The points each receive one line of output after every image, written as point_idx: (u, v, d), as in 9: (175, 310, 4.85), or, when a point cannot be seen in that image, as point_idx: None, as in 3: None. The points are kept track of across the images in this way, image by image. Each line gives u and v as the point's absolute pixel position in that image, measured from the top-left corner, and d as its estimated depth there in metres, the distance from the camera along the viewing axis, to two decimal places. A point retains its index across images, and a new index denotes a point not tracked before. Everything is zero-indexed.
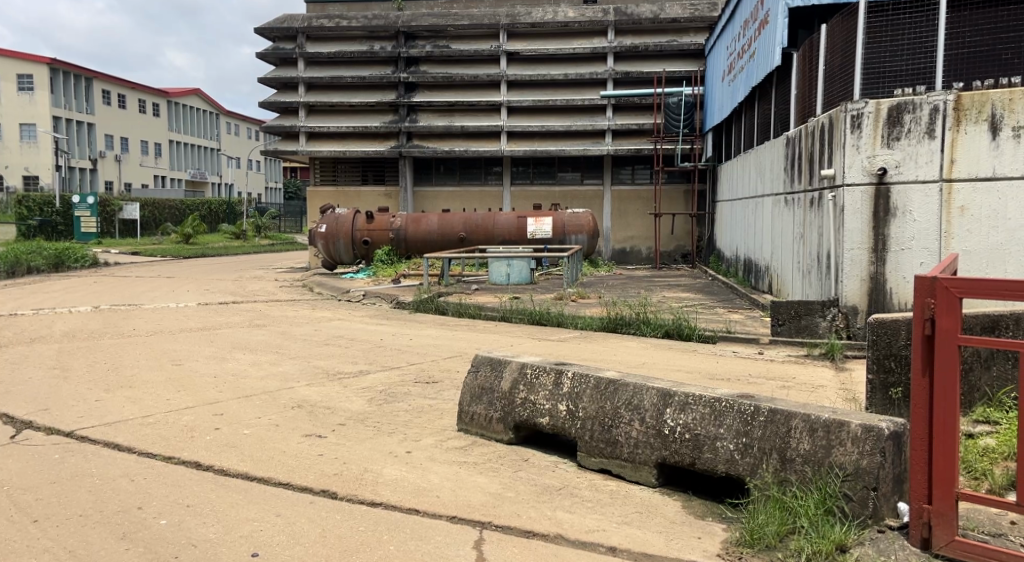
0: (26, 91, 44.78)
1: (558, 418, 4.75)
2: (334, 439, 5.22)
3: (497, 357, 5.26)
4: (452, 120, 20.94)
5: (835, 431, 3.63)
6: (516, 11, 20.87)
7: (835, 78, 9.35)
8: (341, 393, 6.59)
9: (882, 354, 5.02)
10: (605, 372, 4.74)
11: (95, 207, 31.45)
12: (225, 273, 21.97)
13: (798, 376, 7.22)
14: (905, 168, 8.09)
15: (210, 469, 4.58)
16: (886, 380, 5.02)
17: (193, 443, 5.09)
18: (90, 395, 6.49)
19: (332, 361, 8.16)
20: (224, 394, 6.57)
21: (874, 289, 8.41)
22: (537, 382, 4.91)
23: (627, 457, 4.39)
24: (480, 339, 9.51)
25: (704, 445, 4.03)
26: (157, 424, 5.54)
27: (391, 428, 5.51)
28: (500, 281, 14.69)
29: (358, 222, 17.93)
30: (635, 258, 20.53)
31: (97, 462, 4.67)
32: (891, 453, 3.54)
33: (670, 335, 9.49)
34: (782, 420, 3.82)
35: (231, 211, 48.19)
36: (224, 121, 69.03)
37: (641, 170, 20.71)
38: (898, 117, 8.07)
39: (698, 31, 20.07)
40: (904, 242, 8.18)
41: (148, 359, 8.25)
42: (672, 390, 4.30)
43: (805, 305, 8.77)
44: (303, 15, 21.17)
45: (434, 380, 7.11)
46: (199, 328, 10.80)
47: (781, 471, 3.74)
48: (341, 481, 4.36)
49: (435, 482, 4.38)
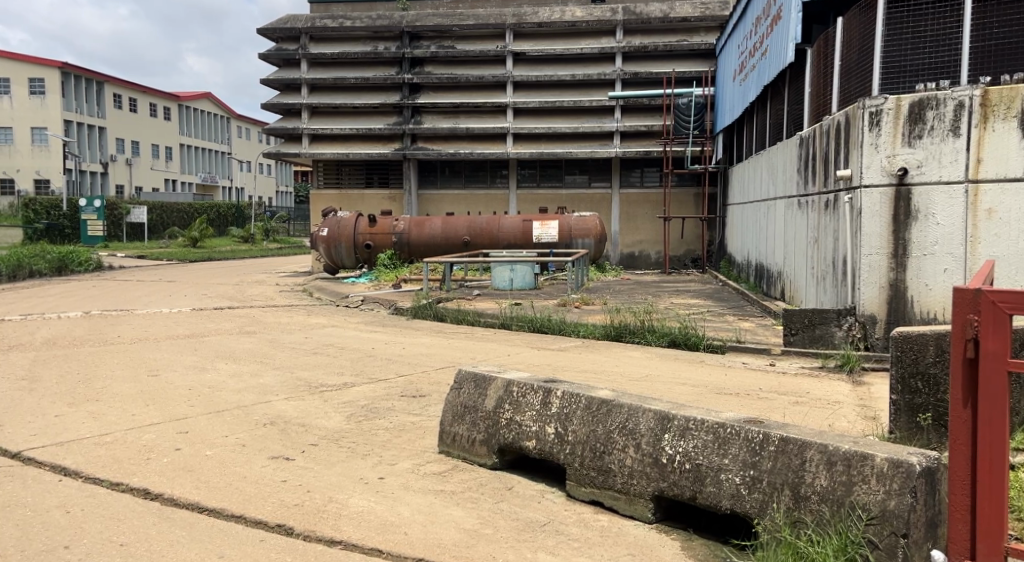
0: (38, 94, 44.86)
1: (546, 442, 4.28)
2: (302, 463, 4.76)
3: (481, 374, 4.80)
4: (457, 122, 20.52)
5: (857, 465, 3.14)
6: (523, 11, 20.44)
7: (852, 74, 8.85)
8: (319, 409, 6.14)
9: (907, 373, 4.51)
10: (598, 392, 4.27)
11: (101, 210, 31.23)
12: (226, 277, 21.63)
13: (812, 391, 6.73)
14: (927, 168, 7.56)
15: (158, 498, 4.15)
16: (912, 401, 4.50)
17: (146, 467, 4.65)
18: (50, 410, 6.08)
19: (316, 372, 7.70)
20: (194, 410, 6.13)
21: (894, 297, 7.87)
22: (523, 400, 4.45)
23: (620, 489, 3.91)
24: (477, 348, 9.06)
25: (707, 477, 3.55)
26: (113, 444, 5.11)
27: (367, 450, 5.05)
28: (502, 287, 14.21)
29: (360, 225, 17.51)
30: (644, 263, 20.09)
31: (35, 489, 4.24)
32: (924, 492, 3.03)
33: (676, 343, 9.01)
34: (795, 450, 3.33)
35: (239, 214, 47.95)
36: (234, 125, 69.05)
37: (650, 172, 20.17)
38: (921, 113, 7.56)
39: (709, 31, 19.54)
40: (927, 247, 7.64)
41: (124, 370, 7.85)
42: (671, 412, 3.83)
43: (820, 314, 8.26)
44: (306, 15, 20.88)
45: (421, 394, 6.64)
46: (186, 334, 10.41)
47: (794, 510, 3.25)
48: (300, 514, 3.91)
49: (405, 516, 3.92)
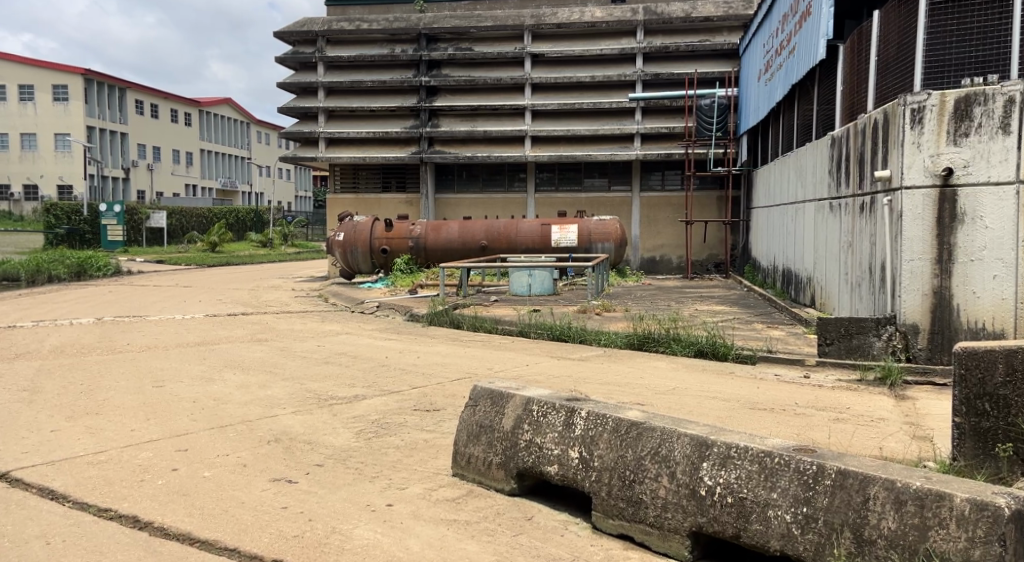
0: (61, 101, 45.21)
1: (569, 467, 3.90)
2: (306, 487, 4.41)
3: (498, 391, 4.43)
4: (474, 126, 20.20)
5: (931, 507, 2.79)
6: (541, 12, 20.12)
7: (889, 71, 8.43)
8: (328, 425, 5.79)
9: (974, 394, 4.12)
10: (627, 412, 3.89)
11: (121, 215, 31.23)
12: (243, 283, 21.43)
13: (853, 406, 6.29)
14: (975, 168, 7.14)
15: (146, 527, 3.82)
16: (979, 425, 4.12)
17: (138, 490, 4.32)
18: (46, 425, 5.78)
19: (326, 383, 7.36)
20: (196, 425, 5.80)
21: (938, 306, 7.40)
22: (544, 421, 4.08)
23: (653, 523, 3.53)
24: (494, 357, 8.68)
25: (753, 513, 3.17)
26: (106, 463, 4.79)
27: (376, 471, 4.69)
28: (520, 293, 13.88)
29: (377, 230, 17.24)
30: (665, 268, 19.64)
31: (16, 516, 3.93)
32: (1013, 539, 2.69)
33: (703, 353, 8.59)
34: (855, 486, 2.96)
35: (259, 219, 47.92)
36: (254, 131, 69.35)
37: (671, 175, 19.75)
38: (967, 109, 7.14)
39: (732, 30, 19.09)
40: (975, 252, 7.20)
41: (128, 380, 7.55)
42: (709, 437, 3.44)
43: (858, 323, 7.75)
44: (323, 18, 20.77)
45: (435, 408, 6.28)
46: (196, 342, 10.14)
47: (858, 557, 2.90)
48: (300, 548, 3.57)
49: (413, 552, 3.55)
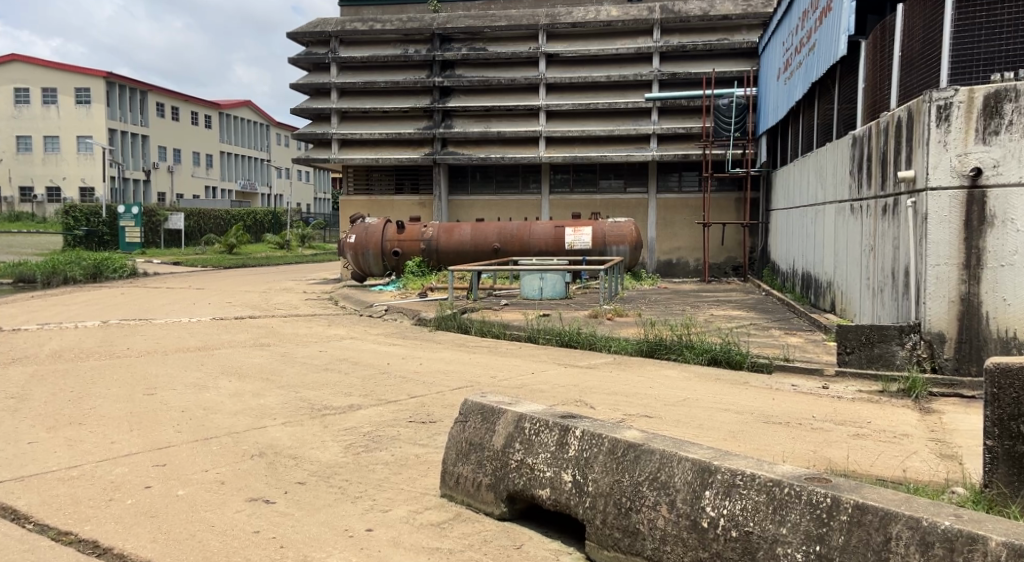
0: (84, 104, 45.57)
1: (562, 492, 3.59)
2: (283, 508, 4.13)
3: (489, 406, 4.12)
4: (488, 126, 19.92)
5: (960, 551, 2.46)
6: (556, 12, 19.80)
7: (914, 67, 8.03)
8: (316, 437, 5.51)
9: (1007, 415, 3.75)
10: (626, 432, 3.56)
11: (139, 217, 31.21)
12: (255, 285, 21.22)
13: (875, 420, 5.92)
14: (1005, 168, 6.76)
15: (105, 554, 3.56)
16: (1012, 450, 3.75)
17: (106, 510, 4.07)
18: (25, 436, 5.54)
19: (323, 392, 7.07)
20: (180, 437, 5.54)
21: (966, 314, 7.00)
22: (536, 439, 3.77)
23: (651, 556, 3.20)
24: (500, 364, 8.37)
25: (760, 550, 2.85)
26: (77, 479, 4.54)
27: (360, 490, 4.40)
28: (532, 296, 13.56)
29: (388, 232, 17.00)
30: (682, 271, 19.21)
31: None
32: None
33: (717, 361, 8.22)
34: (875, 523, 2.63)
35: (276, 222, 47.96)
36: (273, 133, 69.65)
37: (689, 176, 19.35)
38: (997, 106, 6.77)
39: (751, 29, 18.67)
40: (1007, 257, 6.80)
41: (120, 388, 7.32)
42: (712, 463, 3.11)
43: (879, 331, 7.38)
44: (336, 19, 20.60)
45: (432, 420, 5.97)
46: (197, 347, 9.89)
47: None
48: None
49: None
